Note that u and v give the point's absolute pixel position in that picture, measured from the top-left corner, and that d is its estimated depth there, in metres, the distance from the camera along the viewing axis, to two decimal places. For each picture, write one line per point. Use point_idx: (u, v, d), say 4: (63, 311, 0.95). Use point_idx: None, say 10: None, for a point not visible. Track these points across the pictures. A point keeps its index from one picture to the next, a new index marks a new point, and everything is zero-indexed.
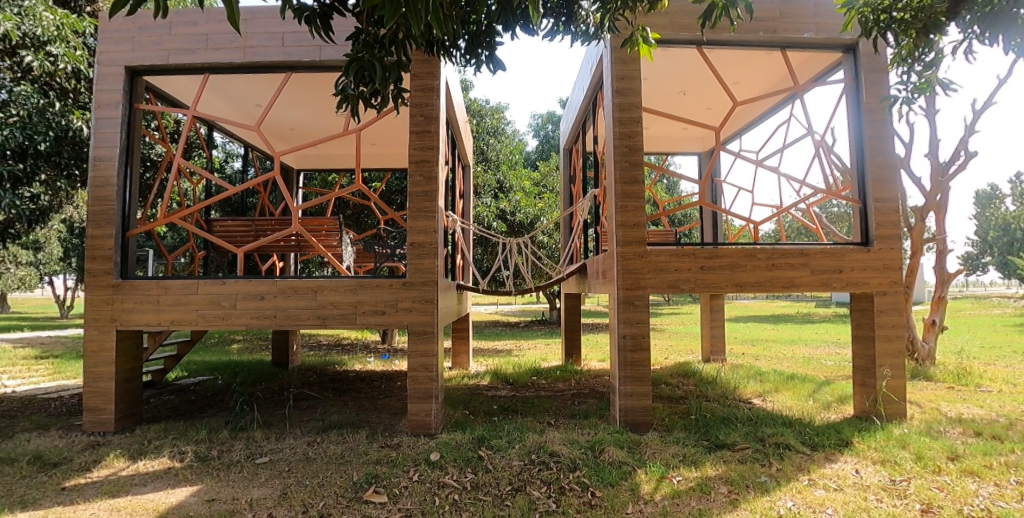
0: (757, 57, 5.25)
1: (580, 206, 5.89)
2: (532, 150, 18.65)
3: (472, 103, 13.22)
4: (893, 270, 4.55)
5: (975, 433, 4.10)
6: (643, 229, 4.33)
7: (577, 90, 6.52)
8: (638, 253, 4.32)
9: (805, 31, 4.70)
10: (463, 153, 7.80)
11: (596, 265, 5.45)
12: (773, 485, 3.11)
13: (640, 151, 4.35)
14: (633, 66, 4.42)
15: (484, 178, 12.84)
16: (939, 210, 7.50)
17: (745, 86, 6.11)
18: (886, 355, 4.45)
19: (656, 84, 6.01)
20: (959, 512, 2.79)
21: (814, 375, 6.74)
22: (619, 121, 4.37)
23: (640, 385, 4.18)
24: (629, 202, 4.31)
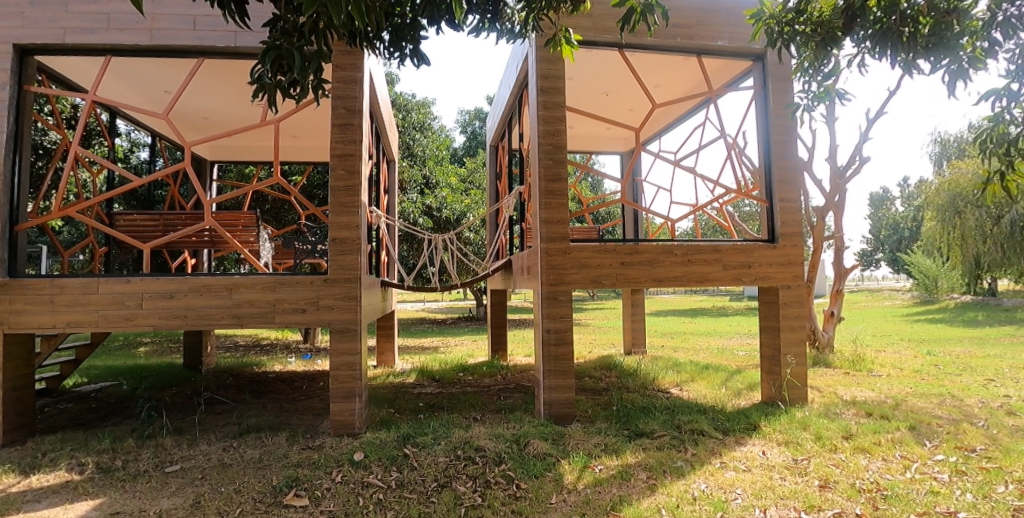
0: (675, 63, 5.45)
1: (506, 203, 5.89)
2: (459, 147, 18.54)
3: (398, 97, 13.61)
4: (795, 265, 4.87)
5: (865, 413, 4.49)
6: (566, 225, 4.40)
7: (504, 88, 6.54)
8: (561, 249, 4.39)
9: (719, 39, 4.93)
10: (388, 147, 7.62)
11: (521, 262, 5.50)
12: (688, 469, 3.27)
13: (564, 149, 4.43)
14: (558, 66, 4.47)
15: (410, 173, 12.76)
16: (838, 211, 8.10)
17: (665, 89, 6.32)
18: (790, 344, 4.77)
19: (582, 84, 6.11)
20: (851, 487, 3.04)
21: (727, 364, 7.16)
22: (544, 119, 4.42)
23: (565, 378, 4.27)
24: (553, 199, 4.38)
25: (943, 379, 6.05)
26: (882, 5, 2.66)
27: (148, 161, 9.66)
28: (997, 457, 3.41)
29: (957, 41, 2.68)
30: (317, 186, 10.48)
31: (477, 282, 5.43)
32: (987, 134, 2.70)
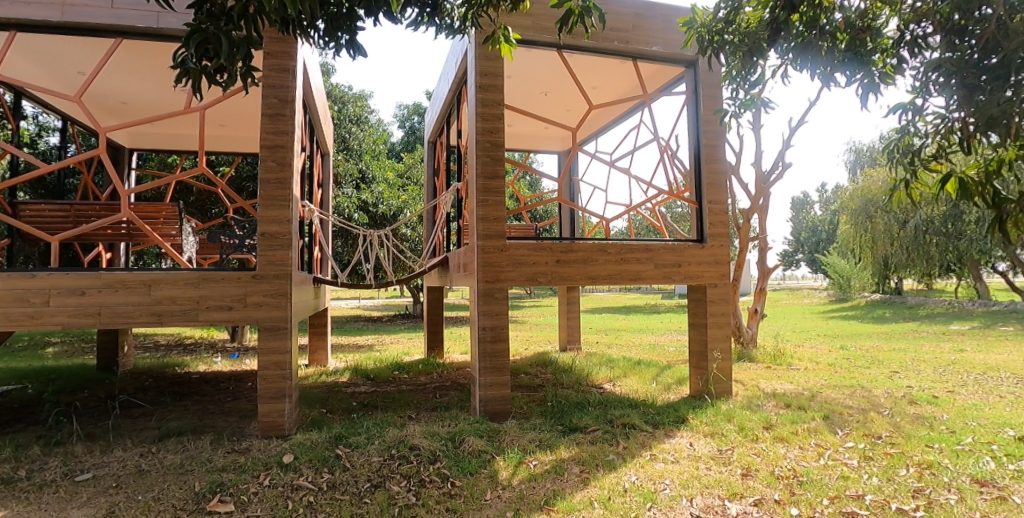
0: (612, 66, 5.57)
1: (443, 200, 5.84)
2: (396, 142, 18.58)
3: (332, 89, 13.20)
4: (722, 264, 5.10)
5: (784, 405, 4.77)
6: (504, 223, 4.42)
7: (442, 83, 6.47)
8: (498, 247, 4.40)
9: (654, 44, 5.08)
10: (324, 140, 7.42)
11: (458, 259, 5.48)
12: (620, 462, 3.37)
13: (501, 147, 4.44)
14: (497, 64, 4.47)
15: (344, 167, 12.42)
16: (762, 213, 8.53)
17: (602, 91, 6.45)
18: (717, 340, 4.99)
19: (521, 83, 6.13)
20: (771, 474, 3.22)
21: (658, 360, 7.42)
22: (482, 116, 4.41)
23: (500, 375, 4.29)
24: (490, 197, 4.38)
25: (854, 371, 6.54)
26: (803, 19, 2.79)
27: (57, 147, 8.96)
28: (899, 443, 3.70)
29: (870, 57, 2.82)
30: (245, 178, 10.19)
31: (414, 279, 5.36)
32: (894, 144, 2.87)
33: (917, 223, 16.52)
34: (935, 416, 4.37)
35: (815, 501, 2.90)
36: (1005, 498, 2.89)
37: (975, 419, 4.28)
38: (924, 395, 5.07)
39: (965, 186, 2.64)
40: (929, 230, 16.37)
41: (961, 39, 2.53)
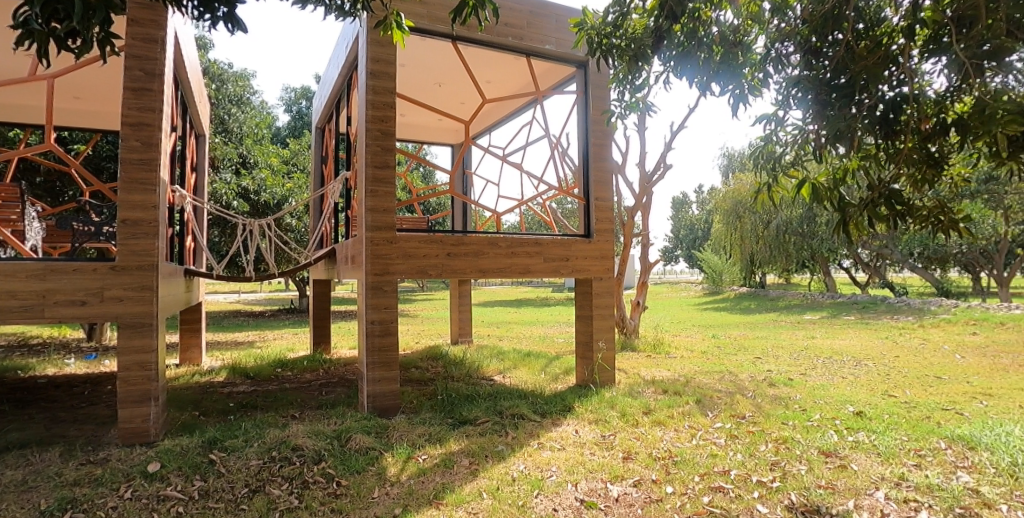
0: (506, 61, 5.63)
1: (332, 189, 5.59)
2: (283, 127, 18.96)
3: (211, 65, 12.23)
4: (607, 258, 5.39)
5: (662, 390, 5.12)
6: (393, 215, 4.37)
7: (332, 66, 6.16)
8: (388, 238, 4.34)
9: (547, 43, 5.22)
10: (199, 122, 6.91)
11: (346, 251, 5.31)
12: (509, 452, 3.50)
13: (392, 137, 4.37)
14: (390, 51, 4.39)
15: (223, 150, 11.49)
16: (645, 211, 9.04)
17: (497, 86, 6.53)
18: (601, 331, 5.27)
19: (416, 71, 6.03)
20: (649, 456, 3.48)
21: (547, 351, 7.71)
22: (372, 104, 4.30)
23: (388, 370, 4.29)
24: (380, 187, 4.30)
25: (723, 358, 7.20)
26: (684, 30, 3.04)
27: None
28: (760, 421, 4.14)
29: (740, 71, 3.14)
30: (103, 158, 9.23)
31: (299, 272, 5.17)
32: (760, 152, 3.16)
33: (777, 224, 18.69)
34: (789, 396, 4.93)
35: (688, 479, 3.21)
36: (846, 466, 3.35)
37: (821, 397, 4.88)
38: (781, 378, 5.70)
39: (818, 191, 2.94)
40: (786, 231, 18.61)
41: (817, 59, 3.05)
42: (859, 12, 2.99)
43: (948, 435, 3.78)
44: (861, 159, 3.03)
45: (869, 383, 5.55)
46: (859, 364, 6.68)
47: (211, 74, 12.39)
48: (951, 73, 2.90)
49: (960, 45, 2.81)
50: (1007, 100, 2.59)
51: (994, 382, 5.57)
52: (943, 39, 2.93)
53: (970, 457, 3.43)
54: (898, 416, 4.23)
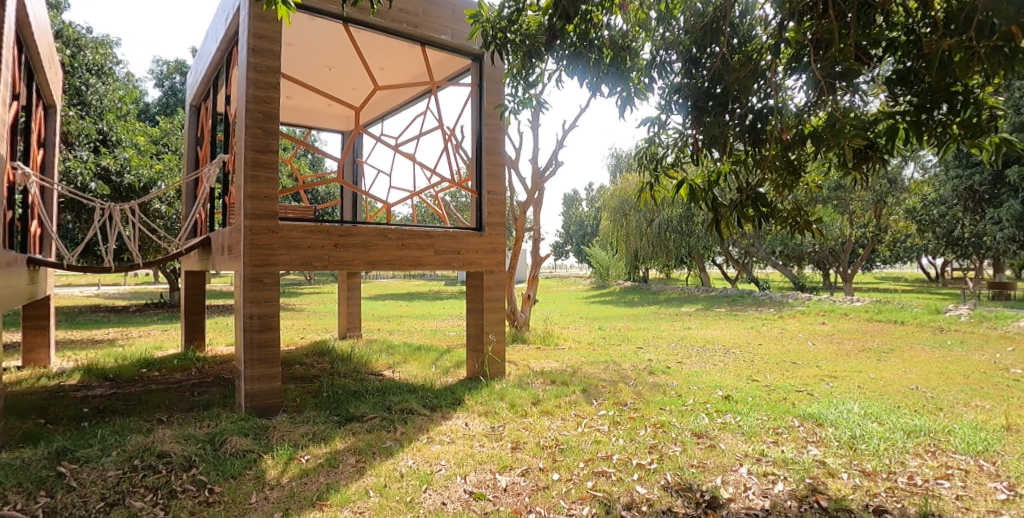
0: (401, 47, 5.63)
1: (207, 172, 5.23)
2: (153, 102, 18.22)
3: (66, 27, 10.33)
4: (500, 252, 5.54)
5: (550, 381, 5.45)
6: (276, 202, 4.25)
7: (209, 41, 5.76)
8: (269, 227, 4.22)
9: (443, 33, 5.27)
10: (48, 92, 6.19)
11: (221, 240, 5.04)
12: (397, 448, 3.67)
13: (276, 119, 4.26)
14: (275, 28, 4.25)
15: (79, 125, 9.89)
16: (537, 206, 9.34)
17: (390, 73, 6.56)
18: (491, 324, 5.52)
19: (302, 52, 6.00)
20: (536, 445, 3.73)
21: (439, 345, 7.93)
22: (254, 83, 4.14)
23: (269, 367, 4.22)
24: (261, 172, 4.17)
25: (608, 348, 7.75)
26: (577, 31, 3.22)
27: None
28: (640, 408, 4.47)
29: (627, 74, 3.38)
30: None
31: (168, 262, 4.93)
32: (645, 152, 3.45)
33: (658, 223, 20.15)
34: (667, 383, 5.36)
35: (573, 465, 3.43)
36: (715, 446, 3.65)
37: (695, 383, 5.33)
38: (660, 366, 6.18)
39: (694, 191, 3.16)
40: (666, 228, 20.01)
41: (696, 69, 3.29)
42: (733, 27, 3.27)
43: (801, 413, 4.26)
44: (732, 164, 3.29)
45: (737, 369, 6.09)
46: (728, 351, 7.38)
47: (63, 37, 10.43)
48: (809, 89, 3.20)
49: (816, 64, 3.11)
50: (853, 117, 2.87)
51: (838, 365, 6.34)
52: (803, 58, 3.23)
53: (818, 432, 3.89)
54: (761, 399, 4.69)
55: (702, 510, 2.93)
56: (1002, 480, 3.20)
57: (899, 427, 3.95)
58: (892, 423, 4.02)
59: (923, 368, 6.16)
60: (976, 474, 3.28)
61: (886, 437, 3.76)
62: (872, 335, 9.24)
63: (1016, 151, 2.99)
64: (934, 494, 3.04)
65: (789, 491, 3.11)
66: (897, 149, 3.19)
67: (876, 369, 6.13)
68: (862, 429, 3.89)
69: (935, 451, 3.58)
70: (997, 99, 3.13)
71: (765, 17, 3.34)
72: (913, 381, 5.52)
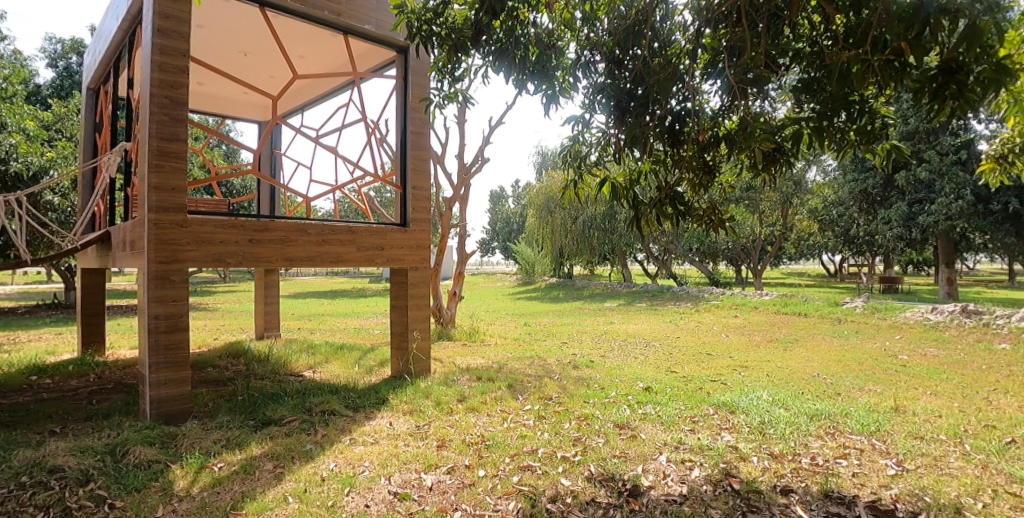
0: (321, 35, 5.57)
1: (105, 160, 4.87)
2: (44, 83, 16.68)
3: None
4: (423, 249, 5.67)
5: (476, 378, 5.55)
6: (183, 194, 4.10)
7: (110, 18, 5.36)
8: (177, 221, 4.06)
9: (367, 23, 5.18)
10: None
11: (121, 236, 4.70)
12: (318, 451, 3.57)
13: (184, 106, 4.09)
14: (184, 9, 4.07)
15: None
16: (463, 202, 9.37)
17: (310, 62, 6.46)
18: (416, 321, 5.58)
19: (213, 35, 5.88)
20: (462, 442, 3.75)
21: (361, 343, 7.88)
22: (159, 66, 3.95)
23: (177, 371, 4.02)
24: (166, 161, 3.99)
25: (533, 344, 7.96)
26: (503, 27, 3.25)
27: None
28: (565, 401, 4.60)
29: (552, 72, 3.44)
30: None
31: (61, 258, 4.55)
32: (569, 150, 3.51)
33: (583, 220, 20.92)
34: (591, 377, 5.54)
35: (499, 461, 3.46)
36: (636, 436, 3.79)
37: (617, 376, 5.54)
38: (584, 360, 6.38)
39: (616, 189, 3.24)
40: (590, 226, 20.82)
41: (619, 70, 3.36)
42: (654, 31, 3.38)
43: (716, 402, 4.50)
44: (653, 163, 3.38)
45: (656, 361, 6.40)
46: (648, 344, 7.73)
47: None
48: (723, 94, 3.35)
49: (730, 70, 3.21)
50: (761, 122, 3.01)
51: (748, 355, 6.78)
52: (719, 64, 3.37)
53: (731, 419, 4.13)
54: (678, 389, 4.93)
55: (625, 498, 3.01)
56: (891, 456, 3.51)
57: (803, 411, 4.25)
58: (796, 408, 4.33)
59: (823, 356, 6.69)
60: (869, 452, 3.57)
61: (792, 421, 4.03)
62: (778, 326, 9.98)
63: (903, 157, 3.27)
64: (835, 473, 3.28)
65: (705, 476, 3.26)
66: (801, 153, 3.40)
67: (780, 358, 6.62)
68: (770, 415, 4.16)
69: (835, 433, 3.88)
70: (888, 108, 3.39)
71: (684, 23, 3.48)
72: (815, 368, 5.99)
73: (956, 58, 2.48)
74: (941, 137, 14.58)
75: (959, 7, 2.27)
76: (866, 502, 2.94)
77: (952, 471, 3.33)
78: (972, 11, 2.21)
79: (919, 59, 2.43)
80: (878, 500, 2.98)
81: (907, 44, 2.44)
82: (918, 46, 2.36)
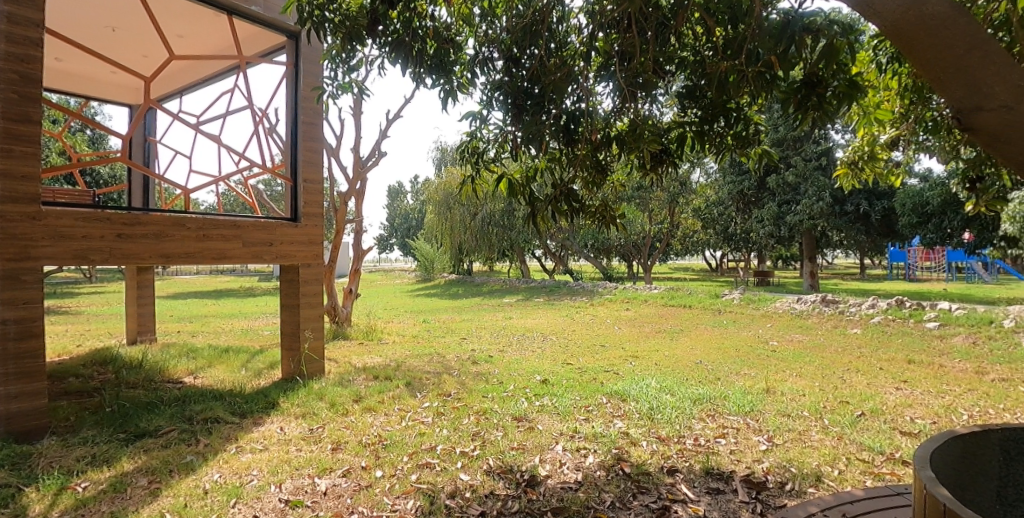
0: (203, 14, 5.29)
1: None
2: None
3: None
4: (315, 244, 5.64)
5: (373, 377, 5.52)
6: (36, 183, 3.77)
7: None
8: (29, 214, 3.74)
9: (253, 5, 4.98)
10: None
11: None
12: (200, 462, 3.36)
13: (38, 84, 3.75)
14: None
15: None
16: (359, 197, 9.17)
17: (190, 42, 6.11)
18: (308, 321, 5.56)
19: (73, 7, 5.36)
20: (358, 443, 3.70)
21: (250, 345, 7.50)
22: (5, 38, 3.58)
23: (29, 382, 3.70)
24: (15, 145, 3.64)
25: (432, 340, 8.02)
26: (400, 18, 3.16)
27: None
28: (464, 397, 4.67)
29: (449, 68, 3.45)
30: None
31: None
32: (467, 146, 3.57)
33: (481, 217, 21.57)
34: (490, 371, 5.65)
35: (397, 460, 3.43)
36: (533, 428, 3.91)
37: (515, 370, 5.69)
38: (483, 356, 6.50)
39: (513, 186, 3.30)
40: (490, 223, 21.64)
41: (516, 69, 3.40)
42: (551, 32, 3.47)
43: (608, 391, 4.74)
44: (548, 161, 3.50)
45: (554, 354, 6.64)
46: (545, 338, 8.02)
47: None
48: (615, 96, 3.51)
49: (622, 73, 3.35)
50: (650, 125, 3.24)
51: (638, 346, 7.20)
52: (610, 67, 3.49)
53: (623, 407, 4.35)
54: (573, 380, 5.15)
55: (522, 489, 3.08)
56: (763, 433, 3.86)
57: (688, 396, 4.59)
58: (681, 393, 4.67)
59: (704, 345, 7.27)
60: (745, 431, 3.91)
61: (677, 406, 4.34)
62: (665, 318, 10.71)
63: (773, 162, 3.58)
64: (714, 451, 3.56)
65: (598, 462, 3.41)
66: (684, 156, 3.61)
67: (667, 347, 7.12)
68: (658, 401, 4.46)
69: (715, 414, 4.21)
70: (760, 116, 3.67)
71: (579, 26, 3.62)
72: (699, 356, 6.48)
73: (816, 72, 2.82)
74: (805, 145, 16.17)
75: (819, 28, 2.52)
76: (741, 476, 3.23)
77: (813, 443, 3.72)
78: (830, 31, 2.46)
79: (787, 72, 2.67)
80: (751, 474, 3.27)
81: (776, 59, 2.65)
82: (786, 60, 2.58)
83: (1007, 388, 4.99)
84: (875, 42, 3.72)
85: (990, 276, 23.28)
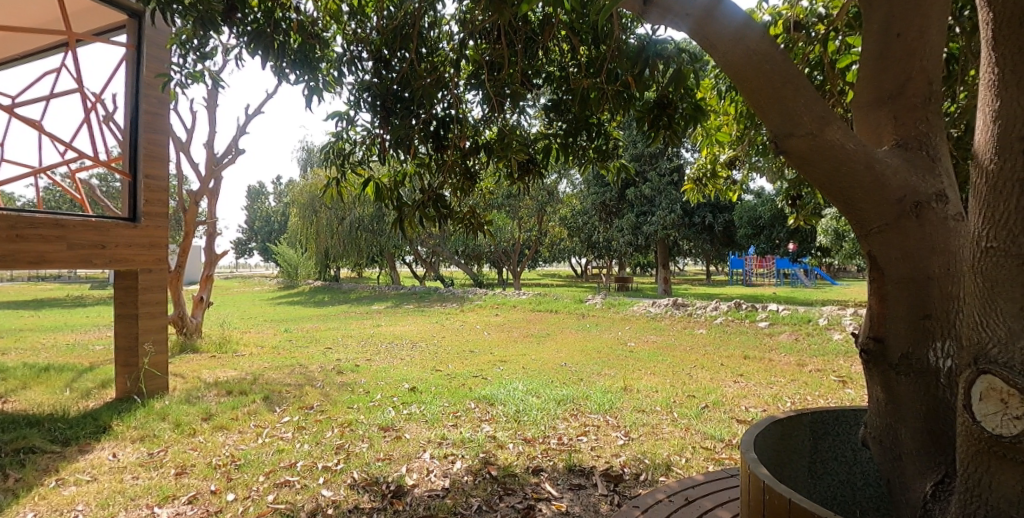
0: None
1: None
2: None
3: None
4: (159, 248, 5.15)
5: (226, 392, 5.13)
6: None
7: None
8: None
9: None
10: None
11: None
12: (7, 501, 2.86)
13: None
14: None
15: None
16: (211, 196, 8.45)
17: (5, 11, 5.25)
18: (148, 332, 5.07)
19: None
20: (207, 465, 3.40)
21: (77, 362, 6.55)
22: None
23: None
24: None
25: (294, 350, 7.60)
26: (262, 8, 3.00)
27: None
28: (327, 409, 4.49)
29: (315, 65, 3.33)
30: None
31: None
32: (333, 147, 3.46)
33: (350, 221, 21.01)
34: (355, 381, 5.49)
35: (252, 480, 3.20)
36: (400, 437, 3.87)
37: (383, 379, 5.58)
38: (349, 365, 6.30)
39: (381, 190, 3.23)
40: (359, 228, 21.12)
41: (386, 70, 3.36)
42: (422, 37, 3.49)
43: (476, 396, 4.84)
44: (418, 165, 3.49)
45: (422, 361, 6.61)
46: (415, 345, 7.97)
47: None
48: (483, 104, 3.63)
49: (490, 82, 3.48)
50: (518, 134, 3.33)
51: (506, 351, 7.42)
52: (480, 77, 3.61)
53: (490, 411, 4.46)
54: (442, 387, 5.17)
55: (388, 500, 3.02)
56: (620, 428, 4.16)
57: (552, 398, 4.82)
58: (547, 395, 4.88)
59: (569, 348, 7.66)
60: (604, 427, 4.18)
61: (542, 408, 4.54)
62: (533, 323, 11.12)
63: (629, 175, 3.85)
64: (576, 449, 3.76)
65: (466, 466, 3.45)
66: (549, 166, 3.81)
67: (533, 351, 7.42)
68: (524, 403, 4.63)
69: (578, 414, 4.46)
70: (618, 132, 3.95)
71: (450, 34, 3.68)
72: (563, 359, 6.82)
73: (666, 95, 3.12)
74: (659, 162, 17.53)
75: (670, 55, 2.76)
76: (601, 470, 3.44)
77: (664, 435, 4.08)
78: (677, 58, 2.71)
79: (641, 92, 2.86)
80: (609, 467, 3.50)
81: (632, 78, 2.83)
82: (641, 79, 2.76)
83: (820, 378, 5.87)
84: (717, 72, 4.16)
85: (810, 280, 27.44)
